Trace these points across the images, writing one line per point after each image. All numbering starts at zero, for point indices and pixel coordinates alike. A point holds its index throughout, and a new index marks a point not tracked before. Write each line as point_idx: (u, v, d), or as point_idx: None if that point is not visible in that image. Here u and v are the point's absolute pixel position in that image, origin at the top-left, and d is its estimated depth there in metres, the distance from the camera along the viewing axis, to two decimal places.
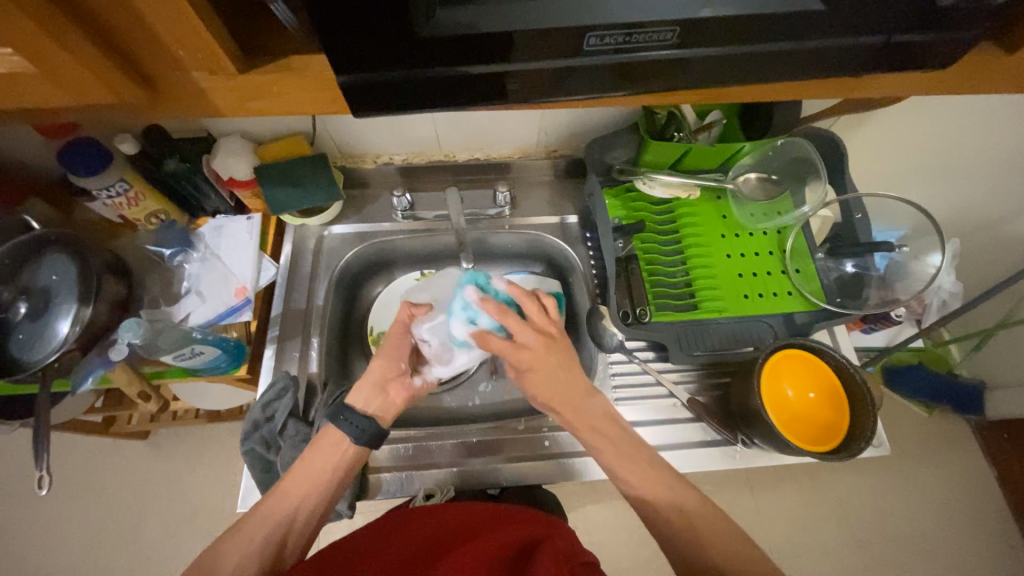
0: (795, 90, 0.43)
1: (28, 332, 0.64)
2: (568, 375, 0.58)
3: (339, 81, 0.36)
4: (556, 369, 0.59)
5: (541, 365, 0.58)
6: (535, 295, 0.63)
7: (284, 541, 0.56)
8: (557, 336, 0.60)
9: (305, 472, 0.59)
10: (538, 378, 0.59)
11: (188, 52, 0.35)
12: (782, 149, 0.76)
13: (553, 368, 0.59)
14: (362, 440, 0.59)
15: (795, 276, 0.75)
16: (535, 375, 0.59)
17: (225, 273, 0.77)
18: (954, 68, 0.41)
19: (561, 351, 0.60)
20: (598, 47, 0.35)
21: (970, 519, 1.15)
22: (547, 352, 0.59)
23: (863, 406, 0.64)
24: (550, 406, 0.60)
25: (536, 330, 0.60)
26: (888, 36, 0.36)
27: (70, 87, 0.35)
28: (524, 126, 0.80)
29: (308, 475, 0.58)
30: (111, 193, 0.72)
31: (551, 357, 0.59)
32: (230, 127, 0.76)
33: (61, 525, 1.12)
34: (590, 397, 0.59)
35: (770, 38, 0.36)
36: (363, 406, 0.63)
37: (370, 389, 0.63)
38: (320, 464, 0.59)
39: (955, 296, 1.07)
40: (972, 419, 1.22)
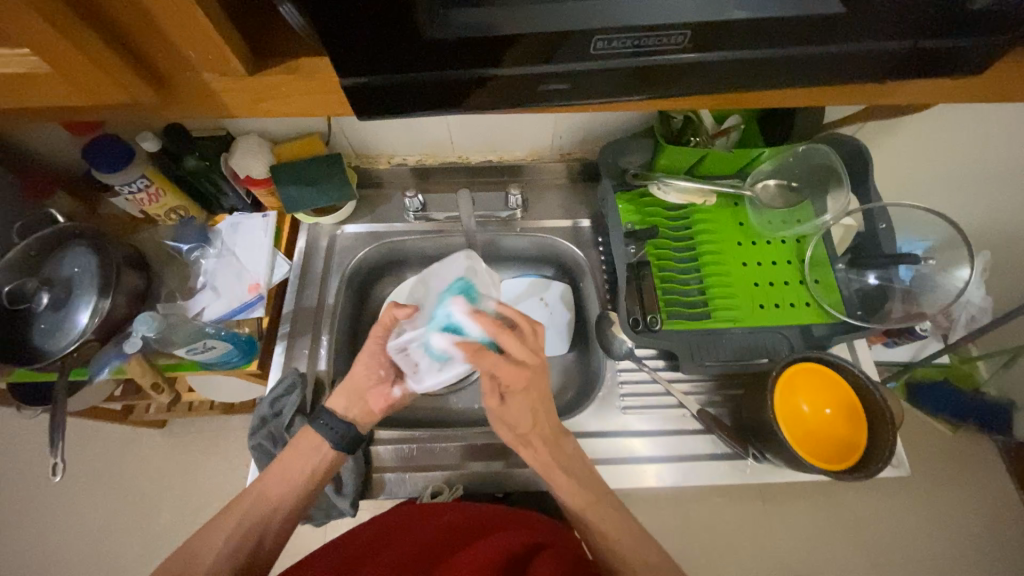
0: (814, 95, 0.42)
1: (49, 322, 0.66)
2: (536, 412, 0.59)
3: (346, 84, 0.36)
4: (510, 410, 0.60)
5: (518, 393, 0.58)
6: (519, 326, 0.58)
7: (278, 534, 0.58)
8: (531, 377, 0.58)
9: (290, 464, 0.60)
10: (511, 414, 0.60)
11: (199, 54, 0.35)
12: (803, 156, 0.73)
13: (521, 408, 0.59)
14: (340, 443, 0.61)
15: (814, 286, 0.73)
16: (512, 406, 0.60)
17: (240, 267, 0.78)
18: (987, 76, 0.39)
19: (533, 389, 0.59)
20: (605, 51, 0.34)
21: (997, 545, 1.09)
22: (517, 396, 0.59)
23: (882, 420, 0.61)
24: (525, 439, 0.61)
25: (515, 369, 0.57)
26: (911, 41, 0.34)
27: (88, 87, 0.36)
28: (538, 129, 0.80)
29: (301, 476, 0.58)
30: (132, 188, 0.74)
31: (523, 398, 0.58)
32: (248, 127, 0.77)
33: (79, 509, 1.15)
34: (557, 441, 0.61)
35: (786, 42, 0.34)
36: (343, 411, 0.65)
37: (351, 397, 0.65)
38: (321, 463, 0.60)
39: (984, 311, 1.03)
40: (1000, 439, 1.17)
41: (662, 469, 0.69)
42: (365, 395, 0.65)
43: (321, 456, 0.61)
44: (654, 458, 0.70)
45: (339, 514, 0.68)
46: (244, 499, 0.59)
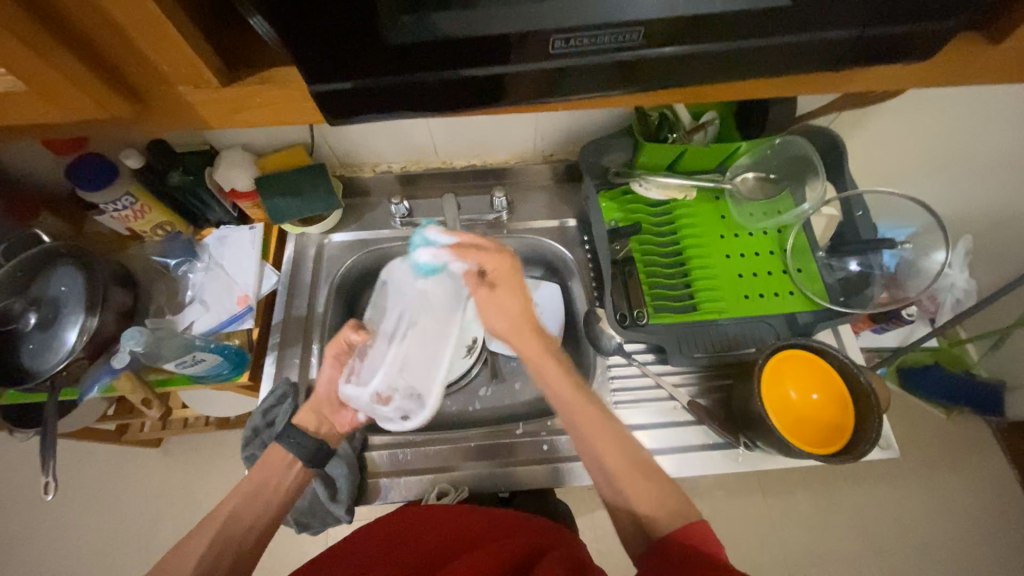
0: (778, 85, 0.43)
1: (38, 342, 0.66)
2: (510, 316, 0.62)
3: (320, 92, 0.37)
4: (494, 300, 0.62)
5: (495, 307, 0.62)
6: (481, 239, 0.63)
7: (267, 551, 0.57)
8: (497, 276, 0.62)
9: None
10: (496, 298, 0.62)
11: (174, 68, 0.36)
12: (780, 148, 0.75)
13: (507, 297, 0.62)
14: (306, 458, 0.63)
15: (796, 275, 0.74)
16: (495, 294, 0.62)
17: (228, 280, 0.79)
18: (940, 61, 0.41)
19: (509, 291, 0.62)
20: (568, 50, 0.35)
21: (994, 525, 1.10)
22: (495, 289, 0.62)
23: (867, 405, 0.63)
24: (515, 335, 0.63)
25: (494, 269, 0.62)
26: (863, 30, 0.35)
27: (63, 103, 0.36)
28: (520, 132, 0.81)
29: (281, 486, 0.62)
30: (117, 206, 0.74)
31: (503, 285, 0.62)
32: (231, 140, 0.78)
33: (75, 532, 1.14)
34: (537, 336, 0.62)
35: (745, 34, 0.36)
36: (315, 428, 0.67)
37: (317, 414, 0.67)
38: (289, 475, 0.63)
39: (968, 293, 1.04)
40: (992, 420, 1.18)
41: (655, 461, 0.70)
42: (331, 414, 0.68)
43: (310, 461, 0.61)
44: (646, 451, 0.70)
45: (335, 521, 0.68)
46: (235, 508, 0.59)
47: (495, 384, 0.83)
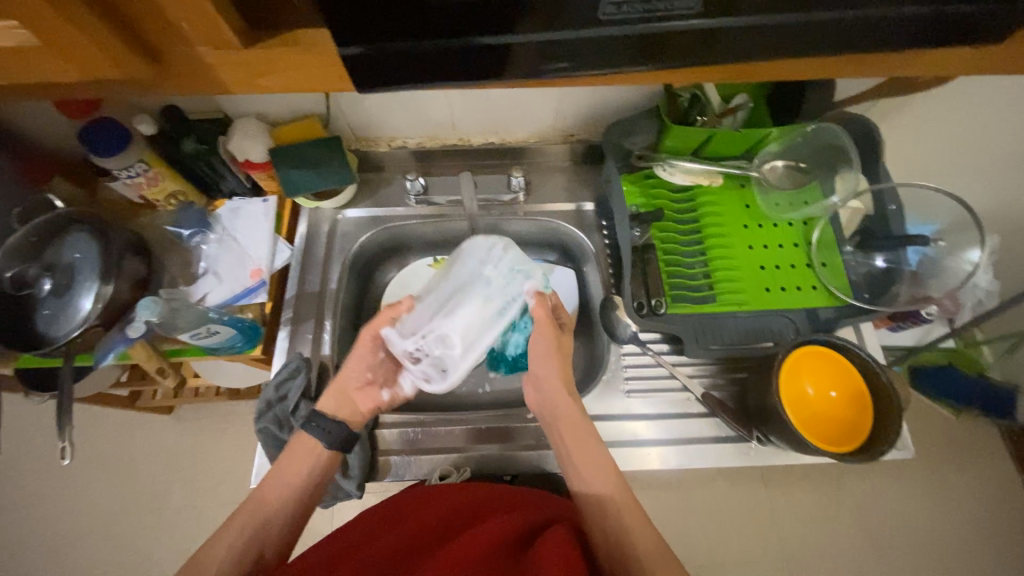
0: (828, 67, 0.40)
1: (53, 308, 0.67)
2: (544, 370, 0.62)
3: (348, 55, 0.35)
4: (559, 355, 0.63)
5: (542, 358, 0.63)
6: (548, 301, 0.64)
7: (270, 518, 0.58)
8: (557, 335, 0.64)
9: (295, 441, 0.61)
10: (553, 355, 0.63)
11: (193, 27, 0.34)
12: (811, 137, 0.73)
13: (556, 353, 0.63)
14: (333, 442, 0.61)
15: (821, 269, 0.72)
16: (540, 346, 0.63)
17: (242, 253, 0.78)
18: (1011, 45, 0.38)
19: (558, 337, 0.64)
20: (614, 17, 0.33)
21: (997, 525, 1.10)
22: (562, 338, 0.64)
23: (889, 405, 0.61)
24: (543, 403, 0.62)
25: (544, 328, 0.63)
26: (935, 6, 0.33)
27: (79, 59, 0.35)
28: (541, 109, 0.78)
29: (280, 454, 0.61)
30: (131, 173, 0.73)
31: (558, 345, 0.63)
32: (246, 109, 0.76)
33: (89, 491, 1.17)
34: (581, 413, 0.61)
35: (802, 7, 0.33)
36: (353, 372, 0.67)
37: (340, 397, 0.65)
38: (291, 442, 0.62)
39: (992, 295, 1.01)
40: (1003, 422, 1.17)
41: (665, 451, 0.69)
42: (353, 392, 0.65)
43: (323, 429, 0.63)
44: (657, 440, 0.70)
45: (345, 495, 0.69)
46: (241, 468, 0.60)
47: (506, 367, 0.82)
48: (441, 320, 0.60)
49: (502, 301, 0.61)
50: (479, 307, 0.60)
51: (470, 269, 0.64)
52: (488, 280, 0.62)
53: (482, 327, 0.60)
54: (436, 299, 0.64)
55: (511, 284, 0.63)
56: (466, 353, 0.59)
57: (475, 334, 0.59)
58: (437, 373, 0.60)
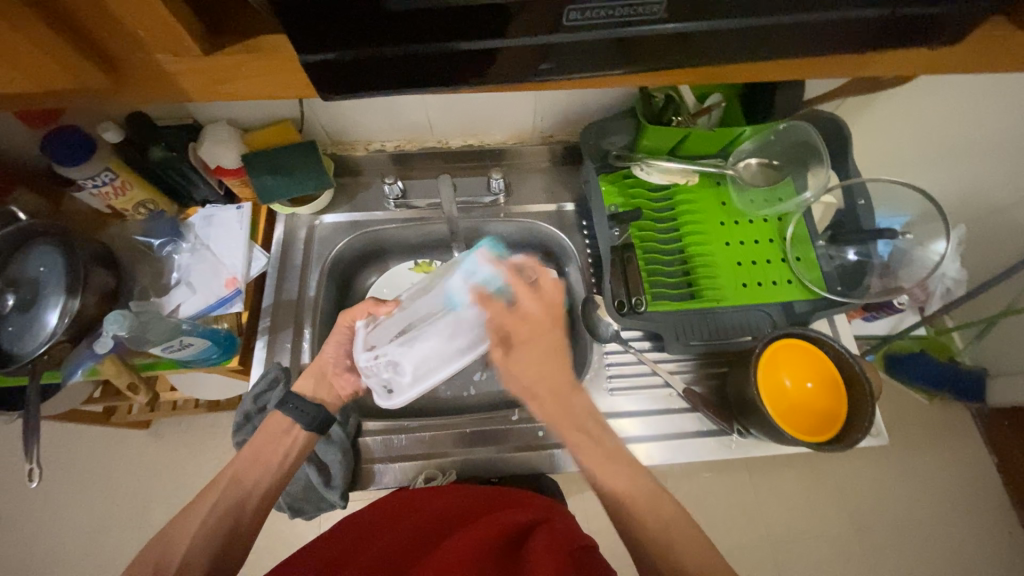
0: (792, 68, 0.41)
1: (18, 324, 0.64)
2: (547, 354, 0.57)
3: (311, 61, 0.34)
4: (540, 356, 0.57)
5: (530, 340, 0.56)
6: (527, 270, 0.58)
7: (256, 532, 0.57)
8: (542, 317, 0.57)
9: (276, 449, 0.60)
10: (523, 356, 0.56)
11: (151, 34, 0.33)
12: (784, 134, 0.74)
13: (534, 353, 0.56)
14: (310, 424, 0.61)
15: (795, 264, 0.73)
16: (521, 353, 0.57)
17: (215, 262, 0.76)
18: (965, 45, 0.39)
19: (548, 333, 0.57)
20: (580, 22, 0.33)
21: (969, 505, 1.14)
22: (535, 334, 0.57)
23: (862, 393, 0.63)
24: (532, 393, 0.58)
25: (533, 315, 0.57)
26: (893, 9, 0.34)
27: (31, 68, 0.34)
28: (519, 111, 0.78)
29: (259, 468, 0.60)
30: (96, 182, 0.70)
31: (533, 345, 0.56)
32: (217, 115, 0.74)
33: (63, 512, 1.13)
34: (576, 395, 0.58)
35: (764, 10, 0.34)
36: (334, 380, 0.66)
37: (318, 378, 0.66)
38: (272, 456, 0.61)
39: (959, 283, 1.04)
40: (972, 406, 1.21)
41: (650, 448, 0.70)
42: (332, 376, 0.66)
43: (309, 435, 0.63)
44: (641, 437, 0.71)
45: (329, 506, 0.68)
46: (221, 481, 0.59)
47: (490, 370, 0.82)
48: (398, 344, 0.55)
49: (468, 335, 0.55)
50: (440, 342, 0.54)
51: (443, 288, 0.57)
52: (458, 311, 0.54)
53: (436, 361, 0.55)
54: (404, 317, 0.58)
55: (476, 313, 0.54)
56: (414, 383, 0.56)
57: (431, 367, 0.55)
58: (384, 395, 0.57)
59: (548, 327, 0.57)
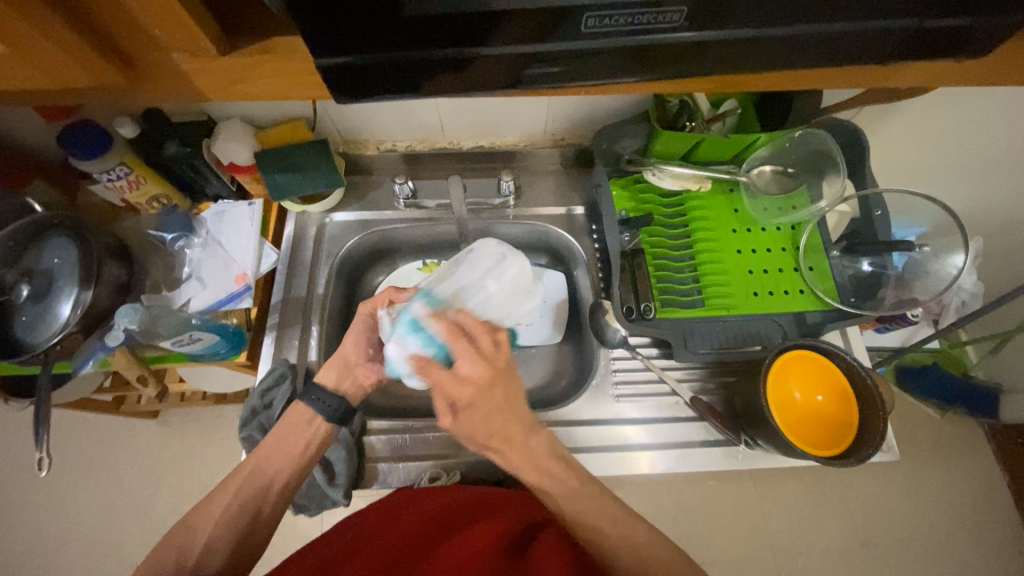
0: (811, 79, 0.41)
1: (32, 314, 0.65)
2: (504, 417, 0.48)
3: (326, 64, 0.34)
4: (489, 413, 0.47)
5: (480, 404, 0.46)
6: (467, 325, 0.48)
7: (260, 528, 0.57)
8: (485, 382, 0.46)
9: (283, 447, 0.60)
10: (472, 420, 0.47)
11: (167, 33, 0.33)
12: (800, 141, 0.73)
13: (482, 417, 0.47)
14: (331, 416, 0.61)
15: (808, 274, 0.72)
16: (467, 417, 0.47)
17: (226, 258, 0.77)
18: (992, 58, 0.38)
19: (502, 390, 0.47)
20: (597, 29, 0.33)
21: (979, 523, 1.12)
22: (479, 393, 0.46)
23: (874, 408, 0.62)
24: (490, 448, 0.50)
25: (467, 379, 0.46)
26: (919, 21, 0.33)
27: (49, 66, 0.34)
28: (531, 113, 0.78)
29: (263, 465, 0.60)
30: (111, 176, 0.72)
31: (480, 408, 0.47)
32: (231, 112, 0.75)
33: (71, 499, 1.15)
34: (534, 435, 0.51)
35: (787, 18, 0.33)
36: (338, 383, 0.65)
37: (341, 370, 0.64)
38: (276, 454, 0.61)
39: (976, 297, 1.02)
40: (986, 422, 1.19)
41: (655, 456, 0.69)
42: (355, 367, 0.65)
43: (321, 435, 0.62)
44: (647, 445, 0.70)
45: (332, 504, 0.68)
46: (225, 477, 0.59)
47: None
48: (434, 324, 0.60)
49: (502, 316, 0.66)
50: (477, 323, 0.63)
51: (471, 278, 0.65)
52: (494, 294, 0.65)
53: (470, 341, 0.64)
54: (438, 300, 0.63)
55: (510, 297, 0.66)
56: None
57: None
58: (409, 378, 0.61)
59: (493, 387, 0.47)
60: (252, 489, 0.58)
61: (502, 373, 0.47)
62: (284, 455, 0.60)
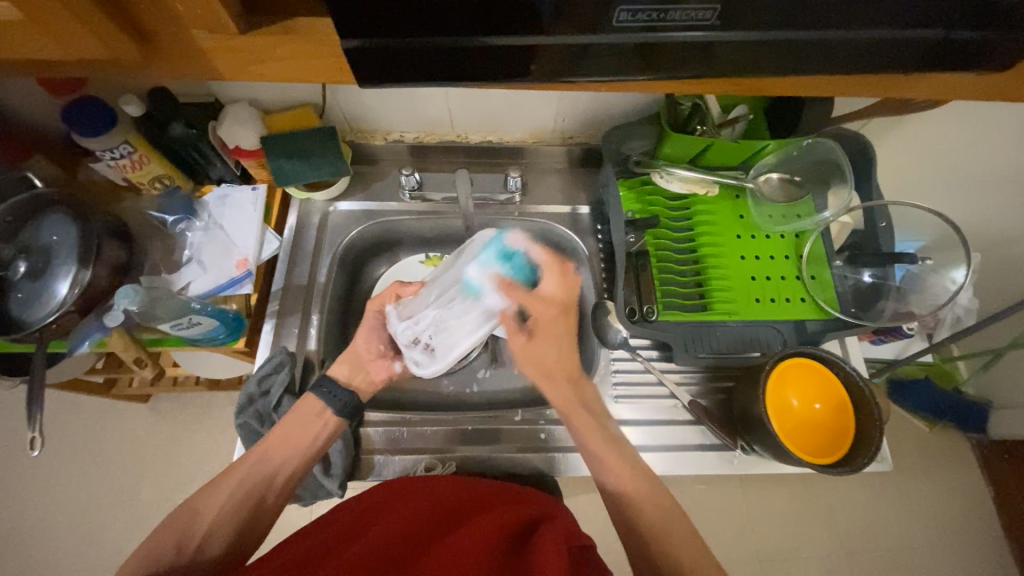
0: (828, 86, 0.41)
1: (28, 291, 0.64)
2: (563, 349, 0.63)
3: (349, 49, 0.34)
4: (534, 347, 0.63)
5: (549, 330, 0.62)
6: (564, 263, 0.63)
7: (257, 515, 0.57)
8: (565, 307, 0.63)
9: (280, 436, 0.60)
10: (539, 343, 0.62)
11: (187, 9, 0.33)
12: (807, 150, 0.73)
13: (549, 340, 0.62)
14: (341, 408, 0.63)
15: (810, 282, 0.73)
16: (540, 342, 0.62)
17: (227, 242, 0.76)
18: (1013, 74, 0.38)
19: (565, 321, 0.63)
20: (626, 25, 0.33)
21: (965, 535, 1.13)
22: (557, 316, 0.63)
23: (871, 418, 0.62)
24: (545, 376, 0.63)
25: (553, 300, 0.62)
26: (944, 32, 0.33)
27: (63, 36, 0.33)
28: (541, 110, 0.78)
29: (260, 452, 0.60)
30: (114, 155, 0.70)
31: (549, 332, 0.62)
32: (238, 95, 0.74)
33: (58, 480, 1.13)
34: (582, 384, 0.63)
35: (812, 26, 0.33)
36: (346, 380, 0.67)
37: (353, 365, 0.68)
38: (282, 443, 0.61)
39: (971, 312, 1.03)
40: (975, 436, 1.20)
41: (652, 458, 0.69)
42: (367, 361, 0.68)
43: (318, 425, 0.62)
44: (644, 447, 0.70)
45: (327, 494, 0.67)
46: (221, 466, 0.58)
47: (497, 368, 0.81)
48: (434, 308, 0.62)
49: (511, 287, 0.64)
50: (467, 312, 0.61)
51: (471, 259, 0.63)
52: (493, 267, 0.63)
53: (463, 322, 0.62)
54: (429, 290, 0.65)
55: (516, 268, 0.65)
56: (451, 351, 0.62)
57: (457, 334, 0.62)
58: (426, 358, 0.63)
59: (565, 313, 0.63)
60: (249, 477, 0.57)
61: (571, 309, 0.64)
62: (284, 443, 0.60)
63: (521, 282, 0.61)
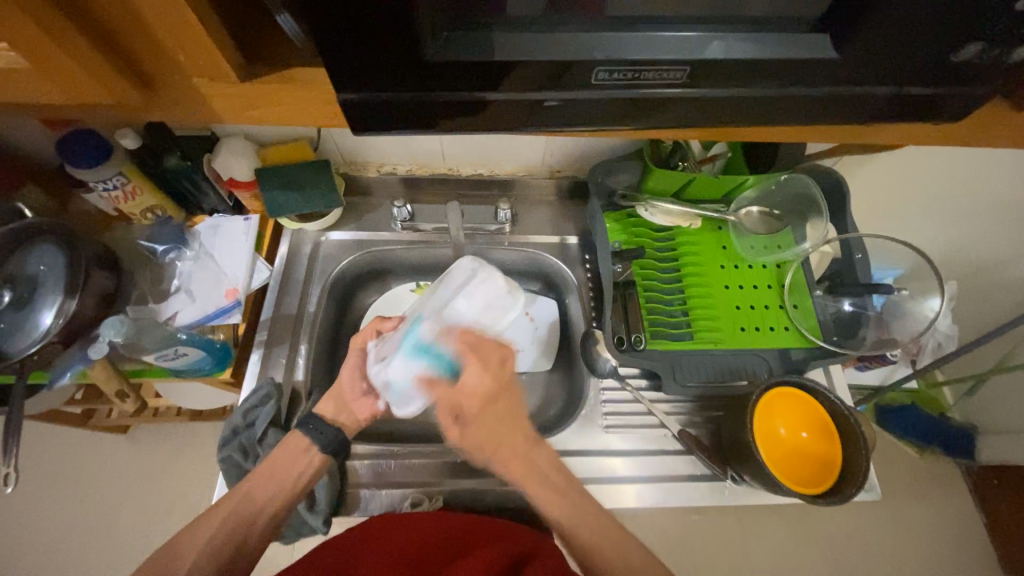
0: (798, 133, 0.43)
1: (10, 322, 0.63)
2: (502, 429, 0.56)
3: (344, 98, 0.35)
4: (485, 424, 0.56)
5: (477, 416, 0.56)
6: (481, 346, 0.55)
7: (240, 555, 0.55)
8: (496, 393, 0.56)
9: (265, 472, 0.59)
10: (475, 431, 0.56)
11: (189, 58, 0.35)
12: (785, 185, 0.76)
13: (486, 426, 0.56)
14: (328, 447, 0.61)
15: (792, 311, 0.74)
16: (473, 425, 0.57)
17: (217, 272, 0.76)
18: (965, 123, 0.41)
19: (503, 401, 0.57)
20: (606, 80, 0.35)
21: (959, 566, 1.12)
22: (482, 410, 0.56)
23: (856, 448, 0.63)
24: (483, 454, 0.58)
25: (475, 390, 0.55)
26: (899, 87, 0.36)
27: (66, 81, 0.35)
28: (529, 146, 0.81)
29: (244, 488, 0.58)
30: (108, 186, 0.71)
31: (485, 416, 0.56)
32: (235, 129, 0.76)
33: (26, 518, 1.08)
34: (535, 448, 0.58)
35: (778, 82, 0.35)
36: (331, 417, 0.65)
37: (338, 402, 0.65)
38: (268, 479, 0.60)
39: (951, 339, 1.05)
40: (963, 463, 1.21)
41: (642, 489, 0.69)
42: (350, 400, 0.66)
43: (304, 461, 0.60)
44: (634, 478, 0.70)
45: (310, 531, 0.65)
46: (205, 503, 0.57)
47: None
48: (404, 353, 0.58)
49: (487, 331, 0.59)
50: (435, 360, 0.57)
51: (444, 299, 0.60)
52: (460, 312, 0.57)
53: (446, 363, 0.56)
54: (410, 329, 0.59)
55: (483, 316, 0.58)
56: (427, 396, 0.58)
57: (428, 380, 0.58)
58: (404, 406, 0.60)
59: (501, 392, 0.56)
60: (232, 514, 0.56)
61: (506, 389, 0.56)
62: (268, 479, 0.58)
63: (442, 373, 0.56)
